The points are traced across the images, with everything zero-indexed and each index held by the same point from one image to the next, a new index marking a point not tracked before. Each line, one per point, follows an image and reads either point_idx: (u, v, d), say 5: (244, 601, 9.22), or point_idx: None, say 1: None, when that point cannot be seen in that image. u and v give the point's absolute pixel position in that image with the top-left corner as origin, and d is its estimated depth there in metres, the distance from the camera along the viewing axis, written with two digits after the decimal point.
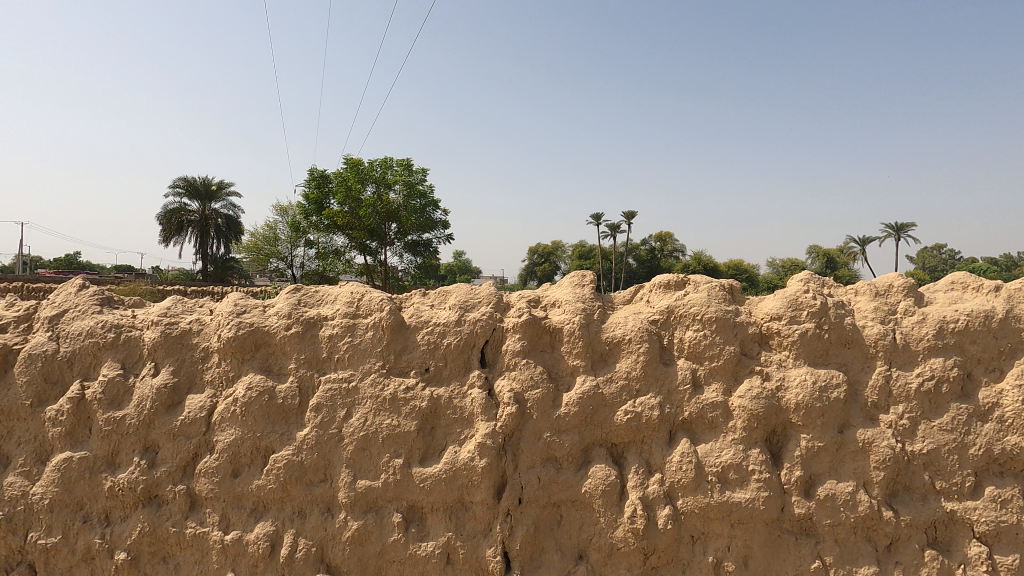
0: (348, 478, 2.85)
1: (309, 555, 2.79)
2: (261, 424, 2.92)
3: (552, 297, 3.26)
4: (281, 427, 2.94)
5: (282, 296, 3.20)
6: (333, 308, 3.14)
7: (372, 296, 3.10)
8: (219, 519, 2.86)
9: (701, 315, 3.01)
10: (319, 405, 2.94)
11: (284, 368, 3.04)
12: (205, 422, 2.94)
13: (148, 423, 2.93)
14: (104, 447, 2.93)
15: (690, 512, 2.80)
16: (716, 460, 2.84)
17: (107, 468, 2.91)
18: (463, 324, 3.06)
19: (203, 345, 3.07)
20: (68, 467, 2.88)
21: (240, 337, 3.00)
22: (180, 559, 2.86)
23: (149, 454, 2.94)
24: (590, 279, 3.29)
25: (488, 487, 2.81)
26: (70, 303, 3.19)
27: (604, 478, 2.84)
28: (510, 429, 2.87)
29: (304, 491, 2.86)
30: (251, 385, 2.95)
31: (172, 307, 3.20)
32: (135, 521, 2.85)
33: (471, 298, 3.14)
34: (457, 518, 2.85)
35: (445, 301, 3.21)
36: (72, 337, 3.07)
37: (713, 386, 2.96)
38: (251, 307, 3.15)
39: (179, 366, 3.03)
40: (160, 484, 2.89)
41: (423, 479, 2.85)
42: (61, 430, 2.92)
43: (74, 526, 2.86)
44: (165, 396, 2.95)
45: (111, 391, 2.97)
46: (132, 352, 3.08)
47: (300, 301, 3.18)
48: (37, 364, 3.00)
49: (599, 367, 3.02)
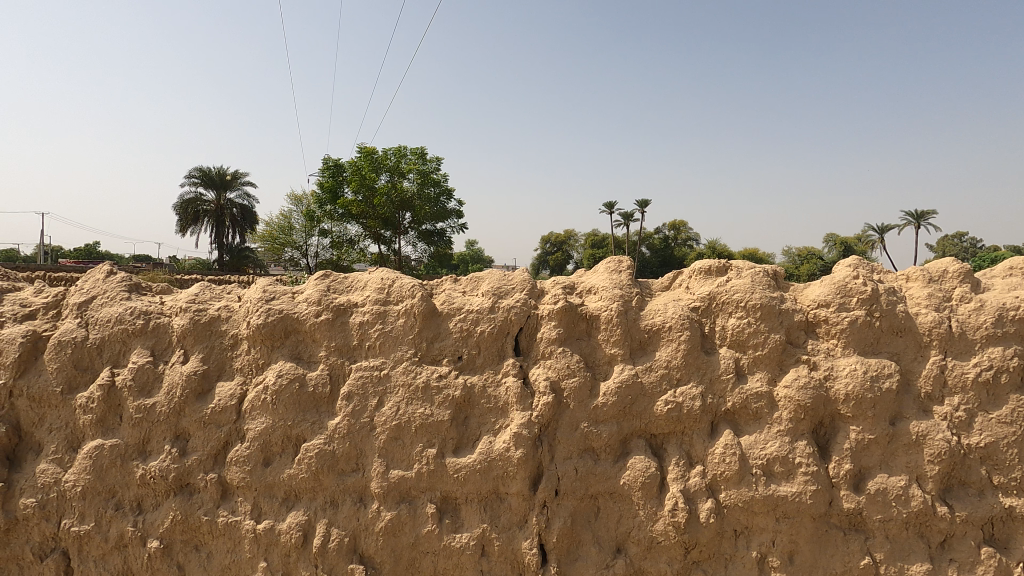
0: (381, 468, 2.80)
1: (341, 545, 2.75)
2: (292, 413, 2.86)
3: (587, 283, 3.14)
4: (312, 415, 2.88)
5: (311, 282, 3.11)
6: (363, 295, 3.05)
7: (403, 282, 3.02)
8: (251, 508, 2.84)
9: (744, 302, 2.89)
10: (351, 393, 2.87)
11: (314, 356, 2.97)
12: (235, 410, 2.89)
13: (178, 410, 2.89)
14: (134, 435, 2.90)
15: (734, 506, 2.70)
16: (761, 453, 2.73)
17: (139, 456, 2.89)
18: (497, 310, 2.95)
19: (233, 332, 3.00)
20: (99, 454, 2.87)
21: (270, 324, 2.93)
22: (212, 547, 2.85)
23: (180, 442, 2.90)
24: (628, 264, 3.15)
25: (524, 478, 2.74)
26: (99, 290, 3.10)
27: (644, 471, 2.75)
28: (546, 419, 2.79)
29: (336, 481, 2.82)
30: (282, 373, 2.89)
31: (200, 293, 3.12)
32: (167, 509, 2.85)
33: (505, 285, 3.03)
34: (492, 509, 2.79)
35: (477, 288, 3.10)
36: (101, 323, 3.00)
37: (757, 375, 2.84)
38: (280, 293, 3.06)
39: (208, 354, 2.97)
40: (192, 472, 2.86)
41: (457, 469, 2.78)
42: (92, 417, 2.89)
43: (107, 514, 2.86)
44: (195, 383, 2.90)
45: (141, 378, 2.91)
46: (161, 339, 3.00)
47: (329, 287, 3.09)
48: (67, 351, 2.94)
49: (638, 355, 2.91)
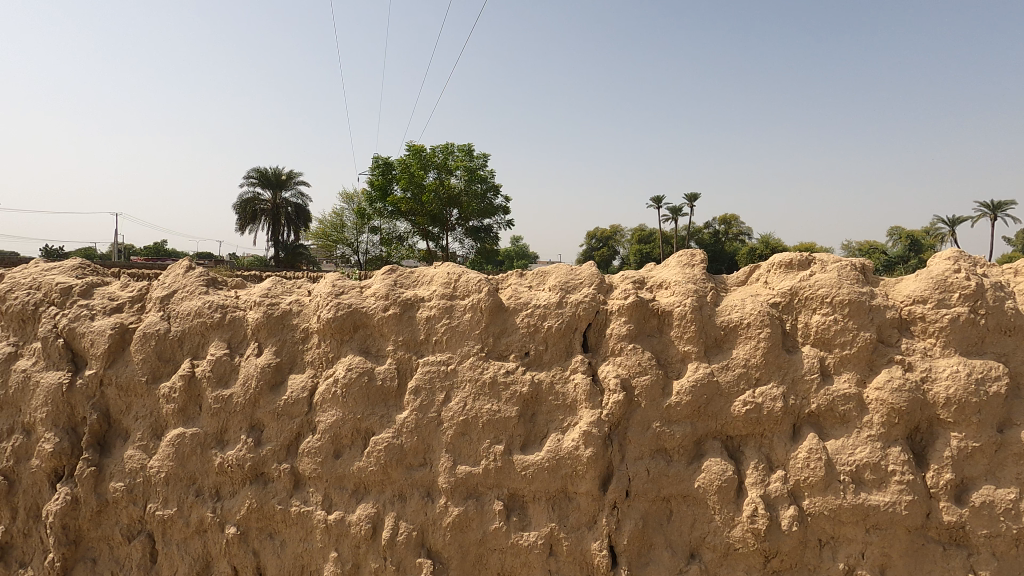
0: (448, 463, 2.79)
1: (410, 538, 2.76)
2: (361, 406, 2.89)
3: (658, 278, 3.02)
4: (381, 409, 2.90)
5: (378, 277, 3.13)
6: (430, 289, 3.05)
7: (470, 277, 3.00)
8: (322, 499, 2.89)
9: (830, 297, 2.71)
10: (418, 388, 2.87)
11: (383, 350, 2.99)
12: (307, 403, 2.94)
13: (253, 401, 2.97)
14: (213, 425, 3.00)
15: (819, 514, 2.54)
16: (849, 459, 2.56)
17: (217, 445, 2.99)
18: (564, 306, 2.89)
19: (304, 326, 3.05)
20: (181, 442, 2.99)
21: (339, 318, 2.96)
22: (286, 536, 2.92)
23: (255, 432, 2.98)
24: (701, 258, 3.01)
25: (594, 478, 2.67)
26: (179, 284, 3.21)
27: (720, 474, 2.63)
28: (617, 418, 2.71)
29: (404, 474, 2.83)
30: (351, 366, 2.92)
31: (273, 288, 3.20)
32: (244, 497, 2.94)
33: (573, 279, 2.96)
34: (561, 508, 2.73)
35: (544, 282, 3.04)
36: (182, 316, 3.11)
37: (845, 376, 2.66)
38: (349, 288, 3.09)
39: (281, 347, 3.03)
40: (266, 462, 2.94)
41: (525, 466, 2.74)
42: (174, 406, 3.01)
43: (188, 500, 2.98)
44: (269, 376, 2.97)
45: (219, 370, 3.01)
46: (237, 332, 3.09)
47: (396, 282, 3.11)
48: (151, 343, 3.07)
49: (714, 353, 2.78)
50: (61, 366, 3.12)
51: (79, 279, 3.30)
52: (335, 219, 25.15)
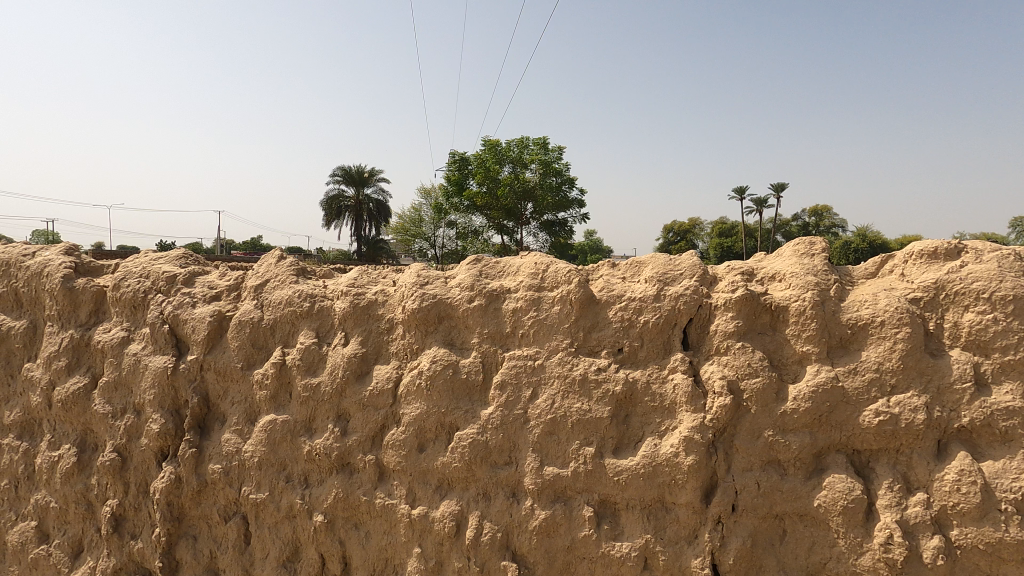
0: (535, 463, 2.64)
1: (494, 540, 2.64)
2: (446, 400, 2.80)
3: (770, 269, 2.70)
4: (465, 404, 2.79)
5: (463, 267, 3.03)
6: (516, 280, 2.90)
7: (559, 267, 2.82)
8: (406, 493, 2.83)
9: (988, 293, 2.29)
10: (504, 383, 2.74)
11: (467, 342, 2.88)
12: (392, 394, 2.90)
13: (340, 391, 2.97)
14: (302, 413, 3.03)
15: (972, 548, 2.16)
16: (1013, 485, 2.14)
17: (306, 433, 3.02)
18: (663, 299, 2.64)
19: (389, 316, 3.01)
20: (273, 428, 3.04)
21: (424, 309, 2.88)
22: (370, 527, 2.90)
23: (342, 422, 2.98)
24: (821, 247, 2.66)
25: (695, 489, 2.42)
26: (271, 273, 3.27)
27: (846, 493, 2.29)
28: (723, 424, 2.44)
29: (489, 473, 2.71)
30: (436, 359, 2.83)
31: (359, 278, 3.18)
32: (331, 486, 2.94)
33: (672, 270, 2.71)
34: (657, 519, 2.51)
35: (639, 274, 2.81)
36: (274, 305, 3.16)
37: (1006, 387, 2.24)
38: (433, 278, 3.00)
39: (367, 337, 3.00)
40: (352, 452, 2.93)
41: (618, 472, 2.53)
42: (267, 393, 3.07)
43: (279, 485, 3.03)
44: (355, 366, 2.95)
45: (308, 359, 3.03)
46: (324, 321, 3.09)
47: (481, 272, 2.98)
48: (246, 330, 3.15)
49: (838, 355, 2.44)
50: (166, 351, 3.27)
51: (182, 268, 3.45)
52: (414, 214, 25.82)
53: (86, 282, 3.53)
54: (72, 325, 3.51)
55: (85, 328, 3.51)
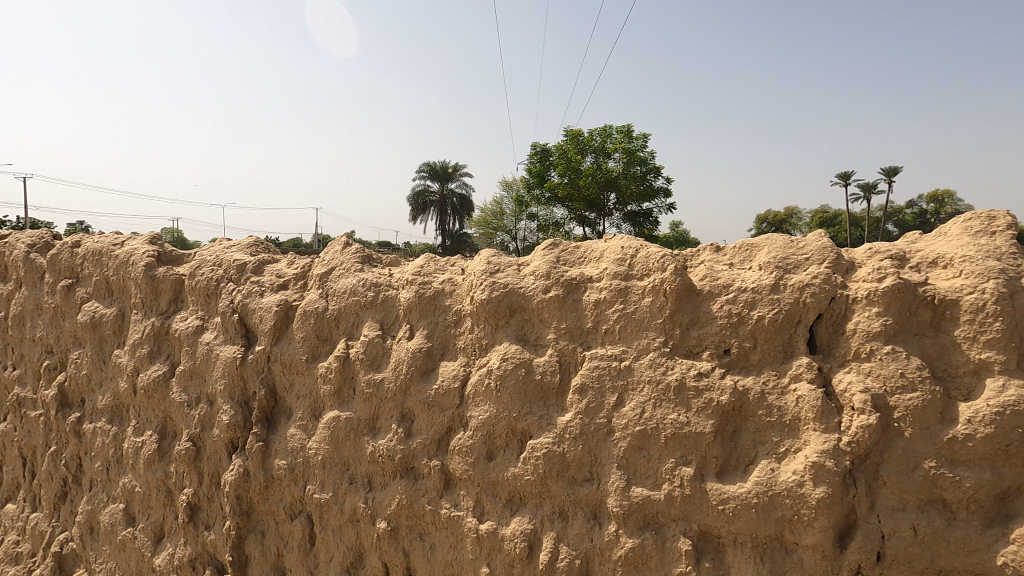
0: (620, 482, 2.24)
1: (571, 567, 2.27)
2: (517, 404, 2.46)
3: (930, 252, 2.14)
4: (539, 409, 2.44)
5: (538, 253, 2.66)
6: (599, 268, 2.50)
7: (650, 252, 2.38)
8: (473, 505, 2.54)
9: None
10: (584, 387, 2.36)
11: (542, 338, 2.52)
12: (458, 395, 2.61)
13: (404, 389, 2.72)
14: (366, 411, 2.82)
15: None
16: None
17: (370, 432, 2.81)
18: (783, 290, 2.14)
19: (456, 308, 2.72)
20: (336, 426, 2.86)
21: (494, 300, 2.55)
22: (435, 539, 2.64)
23: (406, 422, 2.74)
24: (1004, 220, 2.04)
25: (827, 528, 1.92)
26: (337, 261, 3.09)
27: None
28: (865, 450, 1.92)
29: (566, 489, 2.35)
30: (506, 356, 2.50)
31: (425, 266, 2.92)
32: (394, 491, 2.72)
33: (794, 255, 2.20)
34: (774, 562, 2.03)
35: (751, 259, 2.32)
36: (339, 295, 2.97)
37: None
38: (505, 265, 2.66)
39: (433, 331, 2.73)
40: (416, 456, 2.69)
41: (723, 500, 2.08)
42: (330, 388, 2.89)
43: (343, 486, 2.86)
44: (420, 362, 2.69)
45: (372, 353, 2.81)
46: (389, 312, 2.86)
47: (559, 258, 2.60)
48: (311, 321, 2.98)
49: None
50: (236, 341, 3.19)
51: (253, 256, 3.37)
52: (495, 207, 25.83)
53: (166, 271, 3.55)
54: (153, 312, 3.55)
55: (165, 316, 3.53)
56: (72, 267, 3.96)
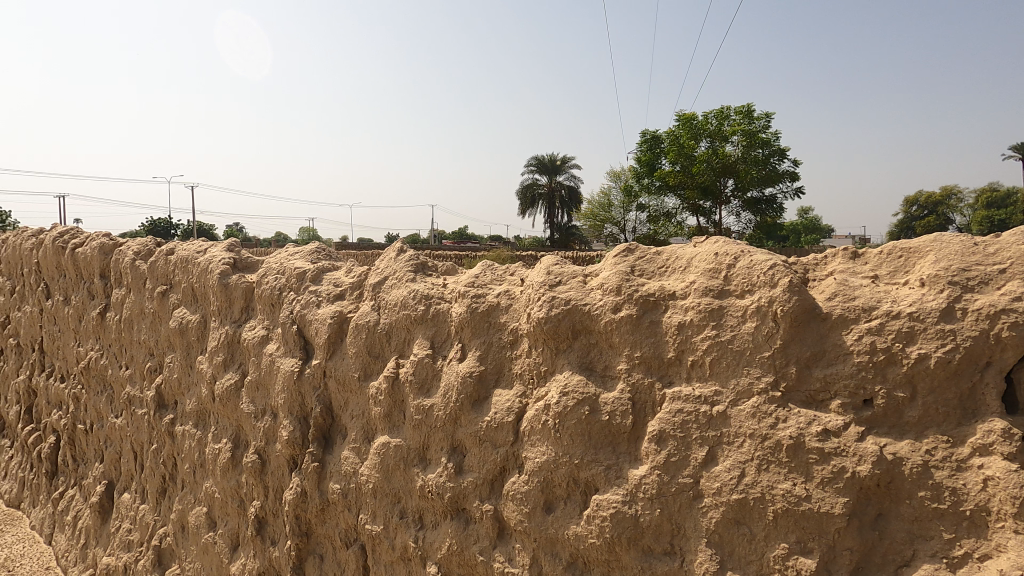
0: (711, 565, 1.70)
1: None
2: (580, 448, 1.99)
3: None
4: (607, 457, 1.96)
5: (608, 261, 2.17)
6: (685, 280, 1.98)
7: (757, 259, 1.87)
8: (530, 562, 2.11)
9: None
10: (663, 435, 1.84)
11: (612, 368, 2.03)
12: (513, 430, 2.20)
13: (455, 418, 2.36)
14: (415, 439, 2.51)
15: None
16: None
17: (420, 463, 2.50)
18: (959, 319, 1.60)
19: (513, 326, 2.31)
20: (386, 453, 2.58)
21: (554, 320, 2.08)
22: None
23: (457, 456, 2.38)
24: None
25: None
26: (390, 270, 2.82)
27: None
28: None
29: (640, 563, 1.84)
30: (567, 390, 2.03)
31: (481, 276, 2.54)
32: (445, 534, 2.38)
33: (975, 269, 1.67)
34: None
35: (904, 276, 1.82)
36: (390, 307, 2.69)
37: None
38: (568, 276, 2.19)
39: (486, 352, 2.34)
40: (467, 497, 2.32)
41: None
42: (380, 410, 2.62)
43: (393, 520, 2.57)
44: (471, 389, 2.31)
45: (421, 375, 2.49)
46: (441, 329, 2.53)
47: (633, 268, 2.09)
48: (362, 336, 2.73)
49: None
50: (294, 354, 3.05)
51: (313, 265, 3.23)
52: (602, 198, 24.99)
53: (238, 278, 3.53)
54: (228, 320, 3.55)
55: (237, 324, 3.51)
56: (166, 274, 4.12)
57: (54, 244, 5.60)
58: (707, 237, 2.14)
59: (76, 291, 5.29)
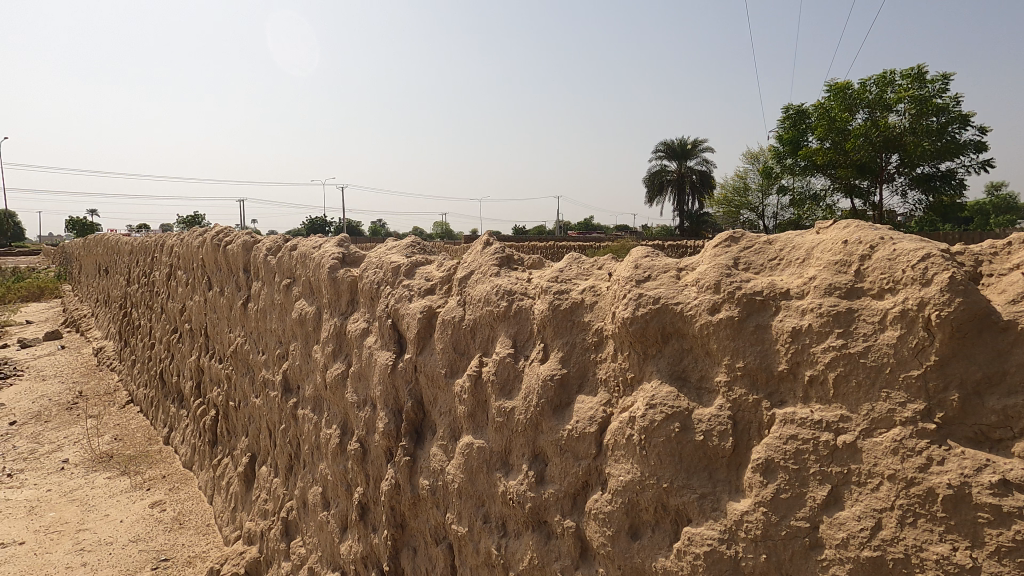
0: None
1: None
2: (668, 471, 1.69)
3: None
4: (701, 484, 1.65)
5: (707, 253, 1.87)
6: (803, 276, 1.63)
7: (902, 248, 1.50)
8: None
9: None
10: (771, 465, 1.50)
11: (709, 379, 1.72)
12: (595, 442, 1.97)
13: (536, 424, 2.19)
14: (498, 442, 2.38)
15: None
16: None
17: (502, 468, 2.36)
18: None
19: (598, 326, 2.09)
20: (470, 454, 2.48)
21: (641, 321, 1.80)
22: None
23: (538, 464, 2.21)
24: None
25: None
26: (476, 264, 2.73)
27: None
28: None
29: None
30: (653, 403, 1.74)
31: (566, 270, 2.34)
32: (526, 546, 2.21)
33: None
34: None
35: None
36: (475, 303, 2.59)
37: None
38: (659, 271, 1.91)
39: (568, 354, 2.14)
40: (549, 509, 2.13)
41: None
42: (465, 409, 2.53)
43: (476, 524, 2.46)
44: (551, 394, 2.12)
45: (503, 375, 2.35)
46: (524, 327, 2.37)
47: (737, 261, 1.79)
48: (448, 332, 2.67)
49: None
50: (389, 347, 3.08)
51: (408, 259, 3.25)
52: (736, 182, 23.10)
53: (345, 273, 3.68)
54: (337, 313, 3.72)
55: (344, 316, 3.66)
56: (290, 268, 4.45)
57: (212, 242, 6.37)
58: (834, 221, 1.75)
59: (228, 283, 5.98)
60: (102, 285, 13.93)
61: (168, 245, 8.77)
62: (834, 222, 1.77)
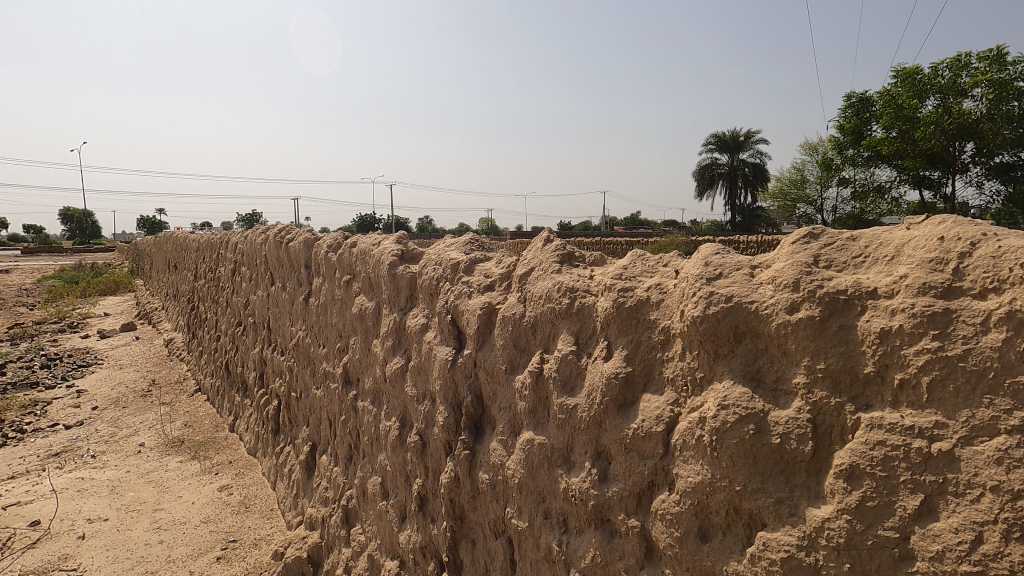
0: None
1: None
2: (741, 474, 1.65)
3: None
4: (776, 488, 1.60)
5: (783, 251, 1.81)
6: (891, 275, 1.56)
7: (1007, 245, 1.42)
8: None
9: None
10: (855, 471, 1.44)
11: (786, 381, 1.66)
12: (662, 441, 1.95)
13: (599, 421, 2.18)
14: (559, 439, 2.38)
15: None
16: None
17: (563, 465, 2.36)
18: None
19: (665, 324, 2.05)
20: (530, 450, 2.49)
21: (712, 320, 1.76)
22: None
23: (602, 462, 2.20)
24: None
25: None
26: (537, 261, 2.74)
27: None
28: None
29: None
30: (726, 404, 1.70)
31: (630, 267, 2.31)
32: (588, 543, 2.20)
33: None
34: None
35: None
36: (536, 300, 2.59)
37: None
38: (731, 269, 1.86)
39: (633, 352, 2.12)
40: (612, 507, 2.12)
41: None
42: (526, 406, 2.55)
43: (538, 519, 2.47)
44: (616, 392, 2.10)
45: (565, 372, 2.35)
46: (587, 324, 2.36)
47: (816, 259, 1.72)
48: (509, 328, 2.69)
49: None
50: (449, 343, 3.14)
51: (466, 256, 3.29)
52: (793, 174, 22.21)
53: (404, 270, 3.76)
54: (396, 308, 3.81)
55: (403, 312, 3.75)
56: (350, 265, 4.59)
57: (275, 239, 6.65)
58: (924, 218, 1.67)
59: (290, 279, 6.22)
60: (172, 280, 14.78)
61: (233, 242, 9.18)
62: (925, 218, 1.68)
